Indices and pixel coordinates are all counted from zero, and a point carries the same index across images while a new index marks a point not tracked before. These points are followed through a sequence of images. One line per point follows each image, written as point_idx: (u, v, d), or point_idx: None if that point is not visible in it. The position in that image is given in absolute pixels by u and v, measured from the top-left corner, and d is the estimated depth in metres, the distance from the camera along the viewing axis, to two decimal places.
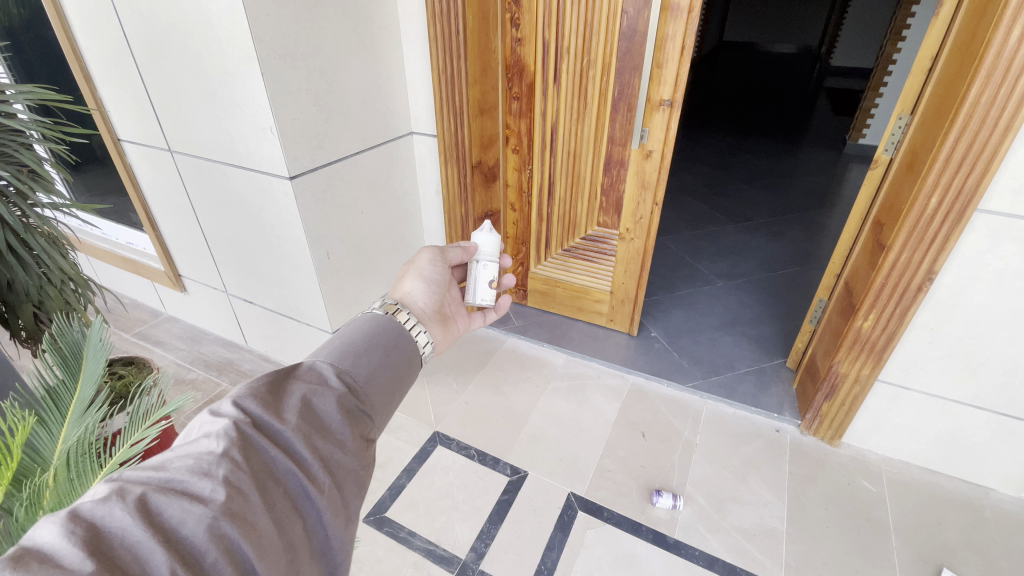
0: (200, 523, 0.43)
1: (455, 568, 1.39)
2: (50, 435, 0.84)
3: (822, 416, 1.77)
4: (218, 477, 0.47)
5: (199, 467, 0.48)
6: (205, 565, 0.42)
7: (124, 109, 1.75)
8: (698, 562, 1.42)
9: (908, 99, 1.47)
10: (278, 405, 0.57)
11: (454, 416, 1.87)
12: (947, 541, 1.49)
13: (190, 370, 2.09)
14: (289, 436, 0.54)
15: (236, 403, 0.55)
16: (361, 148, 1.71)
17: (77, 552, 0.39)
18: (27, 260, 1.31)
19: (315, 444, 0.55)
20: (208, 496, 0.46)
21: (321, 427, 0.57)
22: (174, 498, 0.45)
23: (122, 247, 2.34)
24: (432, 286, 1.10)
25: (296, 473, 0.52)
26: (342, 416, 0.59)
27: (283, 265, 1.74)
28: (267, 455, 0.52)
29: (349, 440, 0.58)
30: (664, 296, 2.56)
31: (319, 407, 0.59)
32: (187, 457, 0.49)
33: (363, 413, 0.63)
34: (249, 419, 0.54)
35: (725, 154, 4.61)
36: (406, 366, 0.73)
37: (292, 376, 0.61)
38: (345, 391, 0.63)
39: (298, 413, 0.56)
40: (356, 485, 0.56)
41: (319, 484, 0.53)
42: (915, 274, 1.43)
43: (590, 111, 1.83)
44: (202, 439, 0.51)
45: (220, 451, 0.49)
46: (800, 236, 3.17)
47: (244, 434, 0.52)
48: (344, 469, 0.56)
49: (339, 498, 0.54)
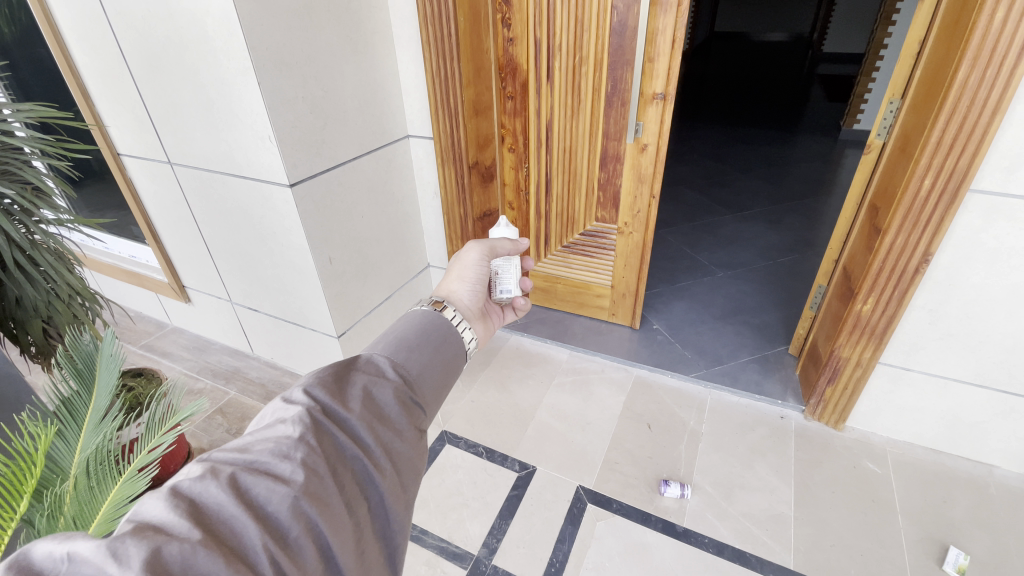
0: (285, 501, 0.46)
1: (468, 564, 1.41)
2: (68, 446, 0.86)
3: (825, 400, 1.79)
4: (297, 460, 0.49)
5: (279, 450, 0.50)
6: (289, 541, 0.45)
7: (122, 123, 1.76)
8: (709, 550, 1.43)
9: (898, 83, 1.49)
10: (343, 394, 0.58)
11: (461, 415, 1.89)
12: (954, 519, 1.51)
13: (197, 380, 2.11)
14: (355, 424, 0.56)
15: (306, 391, 0.57)
16: (359, 153, 1.73)
17: (185, 523, 0.42)
18: (35, 276, 1.33)
19: (378, 431, 0.57)
20: (290, 477, 0.48)
21: (381, 416, 0.59)
22: (259, 477, 0.47)
23: (125, 261, 2.36)
24: (479, 287, 1.12)
25: (362, 458, 0.54)
26: (400, 407, 0.61)
27: (286, 272, 1.76)
28: (336, 441, 0.54)
29: (407, 429, 0.60)
30: (665, 288, 2.58)
31: (380, 398, 0.60)
32: (266, 441, 0.51)
33: (416, 405, 0.64)
34: (319, 406, 0.55)
35: (721, 145, 4.62)
36: (455, 362, 0.73)
37: (352, 367, 0.62)
38: (401, 382, 0.64)
39: (361, 402, 0.58)
40: (414, 472, 0.58)
41: (382, 469, 0.54)
42: (911, 257, 1.44)
43: (584, 107, 1.84)
44: (278, 425, 0.52)
45: (297, 435, 0.51)
46: (798, 223, 3.18)
47: (316, 420, 0.54)
48: (403, 458, 0.58)
49: (400, 484, 0.56)
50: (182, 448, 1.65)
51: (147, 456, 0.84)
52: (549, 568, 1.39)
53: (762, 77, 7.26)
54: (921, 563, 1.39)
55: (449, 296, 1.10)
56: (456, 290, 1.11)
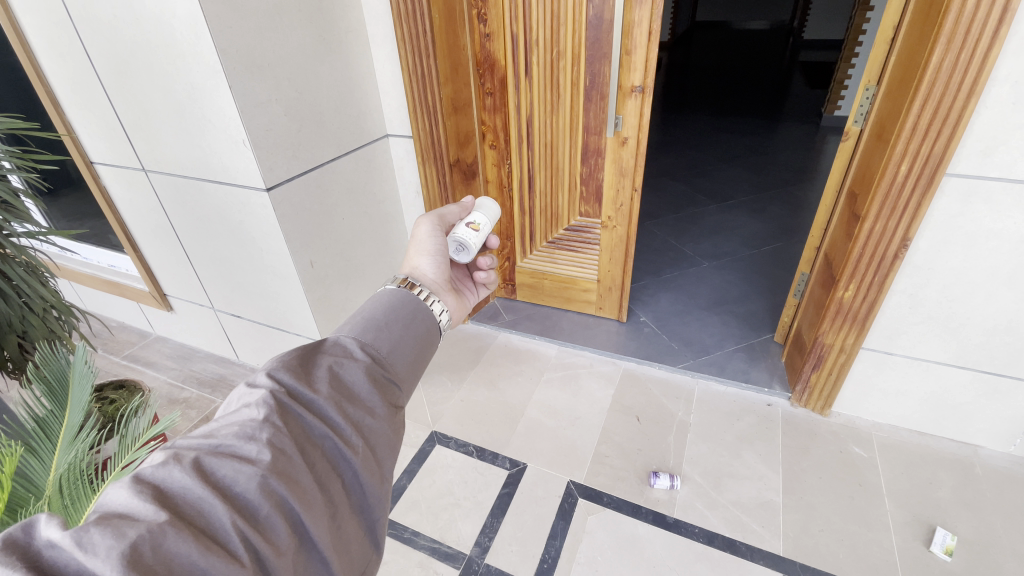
0: (252, 480, 0.45)
1: (460, 564, 1.40)
2: (42, 463, 0.84)
3: (811, 386, 1.80)
4: (263, 440, 0.48)
5: (244, 432, 0.49)
6: (260, 518, 0.44)
7: (94, 131, 1.73)
8: (699, 540, 1.44)
9: (873, 70, 1.49)
10: (309, 376, 0.57)
11: (451, 414, 1.89)
12: (939, 500, 1.54)
13: (183, 389, 2.08)
14: (323, 404, 0.55)
15: (270, 375, 0.56)
16: (337, 155, 1.70)
17: (151, 507, 0.41)
18: (7, 292, 1.31)
19: (348, 410, 0.56)
20: (256, 457, 0.47)
21: (351, 395, 0.58)
22: (225, 460, 0.46)
23: (104, 270, 2.32)
24: (442, 257, 1.08)
25: (332, 436, 0.53)
26: (371, 384, 0.60)
27: (268, 278, 1.74)
28: (304, 422, 0.53)
29: (378, 406, 0.58)
30: (652, 280, 2.58)
31: (348, 377, 0.59)
32: (231, 425, 0.50)
33: (389, 381, 0.63)
34: (284, 388, 0.54)
35: (705, 135, 4.63)
36: (427, 339, 0.71)
37: (319, 351, 0.61)
38: (371, 362, 0.62)
39: (328, 382, 0.57)
40: (389, 447, 0.57)
41: (354, 446, 0.54)
42: (890, 243, 1.46)
43: (564, 102, 1.83)
44: (243, 409, 0.52)
45: (262, 417, 0.50)
46: (782, 212, 3.20)
47: (282, 403, 0.53)
48: (376, 434, 0.57)
49: (374, 460, 0.55)
50: None
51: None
52: (542, 565, 1.39)
53: (744, 66, 7.30)
54: (908, 545, 1.42)
55: (413, 272, 1.04)
56: (419, 265, 1.05)
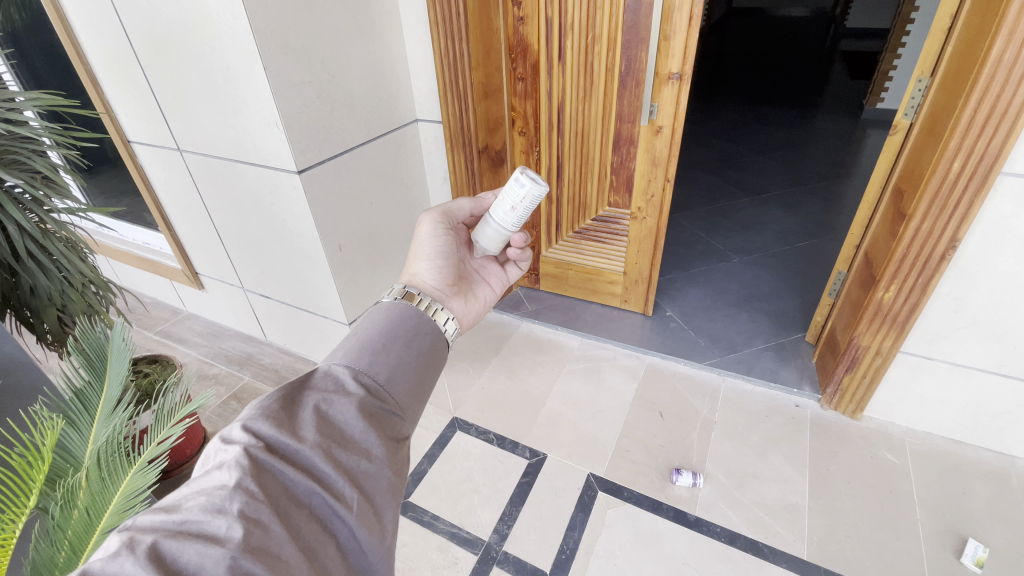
0: (220, 563, 0.42)
1: (479, 550, 1.41)
2: (80, 436, 0.88)
3: (842, 389, 1.75)
4: (233, 512, 0.45)
5: (213, 504, 0.46)
6: None
7: (131, 111, 1.76)
8: (720, 539, 1.42)
9: (928, 60, 1.40)
10: (294, 424, 0.55)
11: (472, 401, 1.89)
12: (974, 511, 1.48)
13: (212, 366, 2.14)
14: (309, 455, 0.53)
15: (246, 428, 0.53)
16: (367, 138, 1.70)
17: None
18: (48, 266, 1.35)
19: (337, 457, 0.55)
20: (226, 534, 0.44)
21: (341, 439, 0.57)
22: (189, 542, 0.43)
23: (139, 248, 2.38)
24: (442, 261, 1.07)
25: (319, 492, 0.51)
26: (364, 423, 0.58)
27: (297, 260, 1.75)
28: (287, 479, 0.51)
29: (373, 448, 0.57)
30: (679, 274, 2.53)
31: (339, 417, 0.58)
32: (199, 495, 0.47)
33: (386, 414, 0.63)
34: (262, 442, 0.52)
35: (737, 125, 4.49)
36: (428, 357, 0.73)
37: (306, 389, 0.60)
38: (364, 395, 0.62)
39: (315, 428, 0.55)
40: (387, 492, 0.56)
41: (346, 499, 0.52)
42: (937, 243, 1.39)
43: (597, 89, 1.79)
44: (215, 471, 0.49)
45: (233, 483, 0.47)
46: (817, 207, 3.09)
47: (259, 461, 0.51)
48: (371, 481, 0.55)
49: (371, 510, 0.53)
50: (198, 433, 1.69)
51: (157, 447, 0.82)
52: (560, 555, 1.39)
53: (781, 55, 7.04)
54: (938, 555, 1.37)
55: (412, 280, 1.04)
56: (418, 271, 1.05)
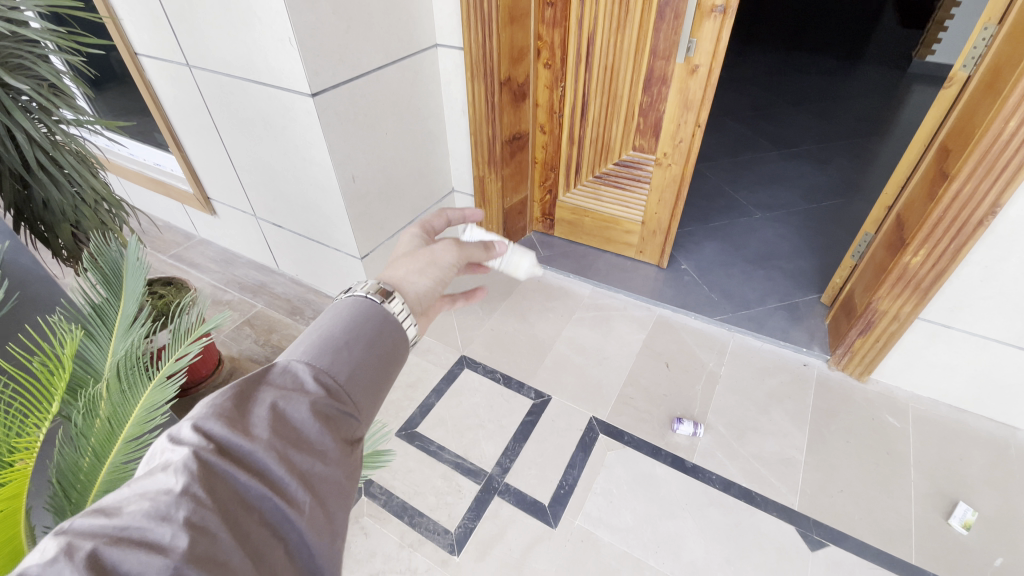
0: None
1: (482, 480, 1.46)
2: (100, 349, 0.88)
3: (852, 351, 1.74)
4: (174, 522, 0.38)
5: (152, 512, 0.38)
6: None
7: (137, 19, 1.66)
8: (715, 486, 1.45)
9: (998, 5, 1.27)
10: (242, 422, 0.46)
11: (481, 340, 1.91)
12: (968, 477, 1.49)
13: (225, 292, 2.16)
14: (259, 456, 0.44)
15: (188, 427, 0.44)
16: (384, 62, 1.60)
17: None
18: (59, 178, 1.33)
19: (293, 459, 0.45)
20: (167, 544, 0.37)
21: (297, 440, 0.47)
22: (125, 554, 0.36)
23: (150, 169, 2.35)
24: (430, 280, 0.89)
25: (270, 497, 0.43)
26: (320, 424, 0.48)
27: (309, 188, 1.72)
28: (235, 482, 0.43)
29: (333, 449, 0.48)
30: (698, 227, 2.47)
31: (294, 414, 0.48)
32: (137, 499, 0.39)
33: (351, 413, 0.52)
34: (202, 446, 0.43)
35: (773, 72, 4.23)
36: (393, 361, 0.59)
37: (257, 381, 0.50)
38: (324, 394, 0.51)
39: (267, 427, 0.46)
40: (346, 497, 0.47)
41: (301, 506, 0.43)
42: (978, 207, 1.32)
43: (632, 20, 1.65)
44: (150, 477, 0.40)
45: (175, 489, 0.39)
46: (848, 165, 2.96)
47: (202, 463, 0.42)
48: (332, 484, 0.46)
49: (328, 519, 0.45)
50: (213, 355, 1.74)
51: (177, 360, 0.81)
52: (558, 491, 1.43)
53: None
54: (927, 515, 1.40)
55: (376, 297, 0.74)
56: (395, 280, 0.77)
